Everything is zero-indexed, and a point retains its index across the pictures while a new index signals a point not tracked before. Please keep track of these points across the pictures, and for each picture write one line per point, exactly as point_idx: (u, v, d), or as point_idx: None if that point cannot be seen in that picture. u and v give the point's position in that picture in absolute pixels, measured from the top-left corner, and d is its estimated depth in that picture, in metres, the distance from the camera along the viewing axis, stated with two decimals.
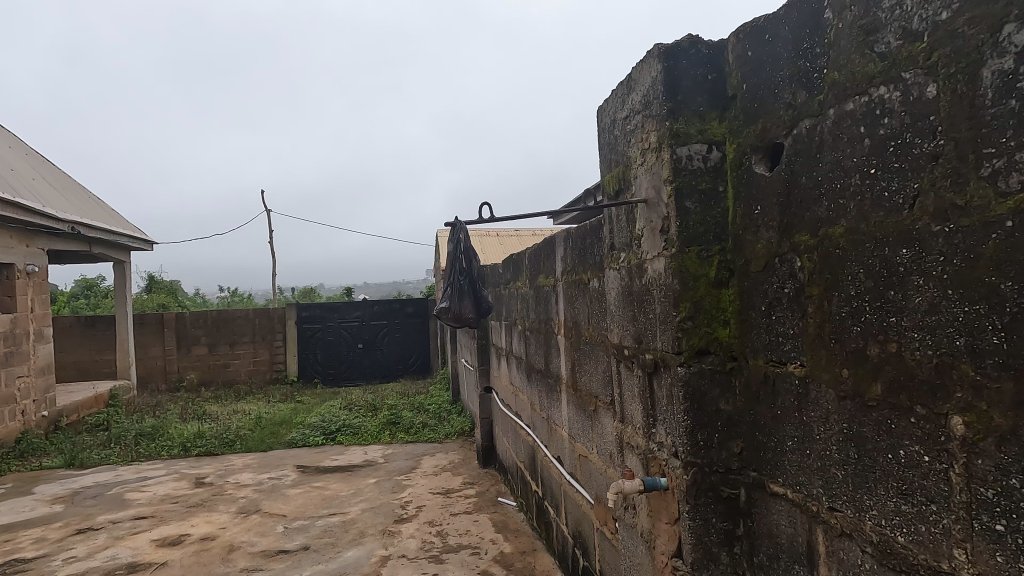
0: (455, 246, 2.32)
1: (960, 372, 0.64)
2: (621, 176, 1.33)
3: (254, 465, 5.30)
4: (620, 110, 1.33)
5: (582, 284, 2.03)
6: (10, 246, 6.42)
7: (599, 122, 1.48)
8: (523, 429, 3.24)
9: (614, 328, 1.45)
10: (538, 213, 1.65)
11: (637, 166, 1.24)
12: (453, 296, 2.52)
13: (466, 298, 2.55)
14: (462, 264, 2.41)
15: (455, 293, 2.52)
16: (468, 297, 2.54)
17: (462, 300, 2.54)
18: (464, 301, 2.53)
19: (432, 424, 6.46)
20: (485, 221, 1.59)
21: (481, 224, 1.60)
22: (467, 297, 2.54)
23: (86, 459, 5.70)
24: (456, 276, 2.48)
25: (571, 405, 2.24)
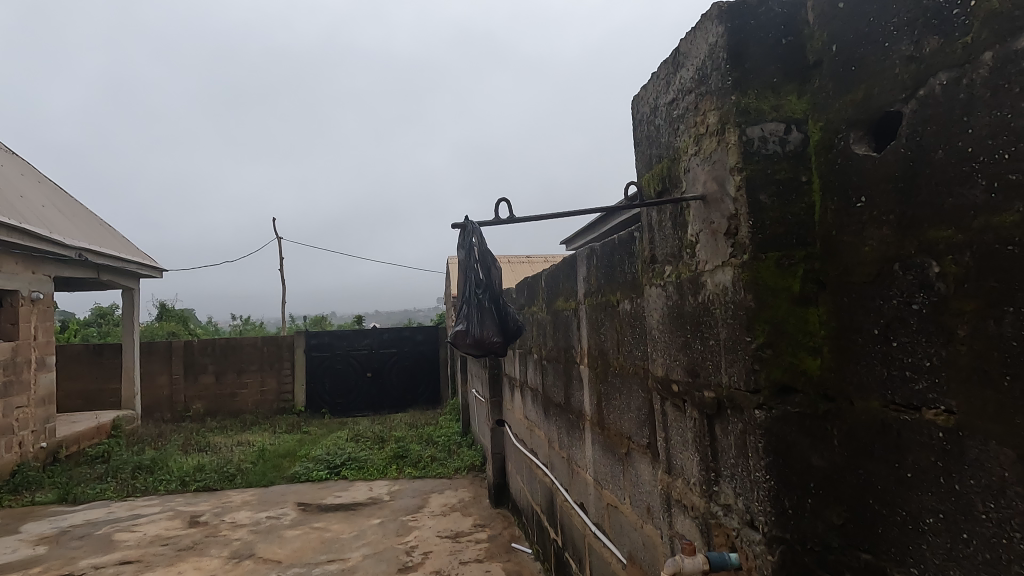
0: (467, 253, 2.09)
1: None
2: (666, 173, 1.10)
3: (253, 503, 5.02)
4: (664, 93, 1.11)
5: (610, 307, 1.78)
6: (15, 273, 6.31)
7: (635, 113, 1.26)
8: (539, 468, 2.99)
9: (656, 357, 1.20)
10: (568, 212, 1.34)
11: (689, 157, 1.01)
12: (472, 318, 2.22)
13: (486, 320, 2.23)
14: (479, 273, 2.14)
15: (474, 314, 2.22)
16: (489, 316, 2.23)
17: (484, 321, 2.23)
18: (485, 321, 2.22)
19: (442, 458, 6.15)
20: (497, 221, 1.30)
21: (491, 224, 1.31)
22: (487, 317, 2.23)
23: (80, 494, 5.45)
24: (473, 291, 2.20)
25: (597, 445, 1.97)
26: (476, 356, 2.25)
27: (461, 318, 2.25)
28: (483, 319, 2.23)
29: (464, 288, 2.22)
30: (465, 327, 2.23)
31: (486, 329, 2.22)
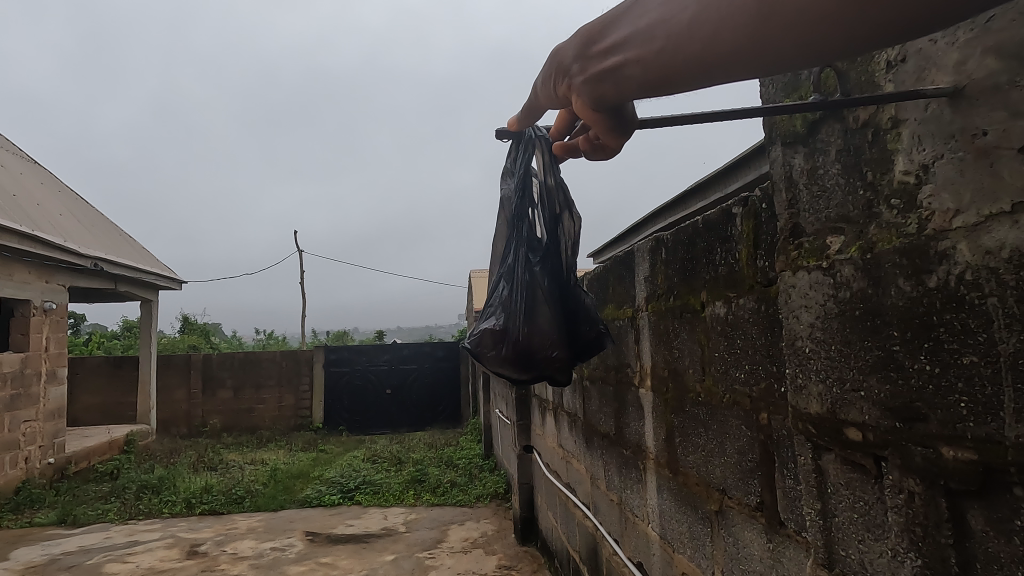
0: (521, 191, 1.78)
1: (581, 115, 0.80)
2: (845, 78, 0.68)
3: (259, 530, 4.62)
4: None
5: (689, 314, 1.36)
6: (28, 282, 6.06)
7: None
8: (578, 508, 2.54)
9: (807, 384, 0.77)
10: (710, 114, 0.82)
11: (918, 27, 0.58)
12: (516, 310, 1.71)
13: (539, 317, 1.70)
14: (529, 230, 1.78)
15: (521, 305, 1.70)
16: (541, 309, 1.70)
17: (534, 317, 1.70)
18: (535, 315, 1.70)
19: (462, 483, 5.69)
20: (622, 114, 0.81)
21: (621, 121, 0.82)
22: (539, 310, 1.70)
23: (81, 515, 5.12)
24: (525, 267, 1.72)
25: (665, 492, 1.53)
26: (514, 366, 1.71)
27: (502, 300, 1.77)
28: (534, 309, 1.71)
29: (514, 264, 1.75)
30: (505, 314, 1.73)
31: (536, 325, 1.68)
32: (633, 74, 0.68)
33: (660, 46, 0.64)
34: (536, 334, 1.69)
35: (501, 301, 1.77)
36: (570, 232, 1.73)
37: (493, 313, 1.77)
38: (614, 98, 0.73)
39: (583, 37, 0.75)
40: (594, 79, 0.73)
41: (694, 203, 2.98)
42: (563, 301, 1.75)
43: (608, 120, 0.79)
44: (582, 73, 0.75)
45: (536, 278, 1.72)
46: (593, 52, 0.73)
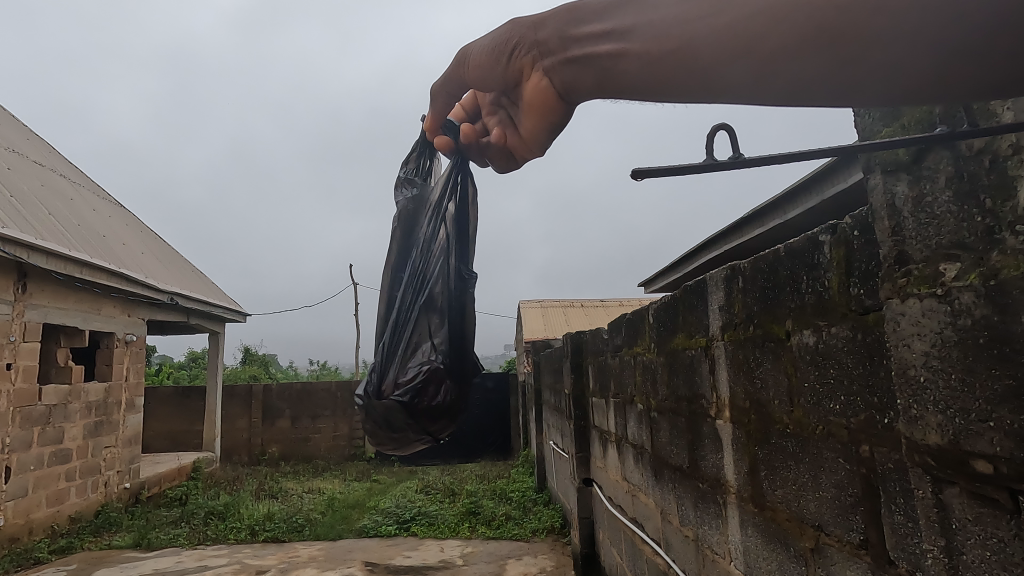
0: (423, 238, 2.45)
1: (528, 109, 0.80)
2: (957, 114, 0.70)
3: (320, 559, 4.69)
4: None
5: (772, 343, 1.34)
6: (114, 316, 6.52)
7: None
8: (646, 544, 2.48)
9: (925, 412, 0.75)
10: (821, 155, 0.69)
11: None
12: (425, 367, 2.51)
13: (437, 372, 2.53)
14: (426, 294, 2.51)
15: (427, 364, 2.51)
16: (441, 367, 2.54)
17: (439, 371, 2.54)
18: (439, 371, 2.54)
19: (517, 517, 5.62)
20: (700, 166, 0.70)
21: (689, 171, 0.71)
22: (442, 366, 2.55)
23: (154, 540, 5.33)
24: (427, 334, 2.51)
25: (749, 528, 1.49)
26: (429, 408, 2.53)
27: (405, 356, 2.51)
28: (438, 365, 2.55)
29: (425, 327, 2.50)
30: (407, 368, 2.49)
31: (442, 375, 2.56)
32: (629, 69, 0.61)
33: (672, 44, 0.57)
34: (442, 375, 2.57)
35: (402, 357, 2.50)
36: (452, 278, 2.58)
37: (394, 365, 2.50)
38: (582, 90, 0.70)
39: (570, 10, 0.68)
40: (574, 63, 0.68)
41: (751, 231, 3.09)
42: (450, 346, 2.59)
43: (566, 109, 0.77)
44: (560, 54, 0.70)
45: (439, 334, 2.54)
46: (578, 30, 0.66)
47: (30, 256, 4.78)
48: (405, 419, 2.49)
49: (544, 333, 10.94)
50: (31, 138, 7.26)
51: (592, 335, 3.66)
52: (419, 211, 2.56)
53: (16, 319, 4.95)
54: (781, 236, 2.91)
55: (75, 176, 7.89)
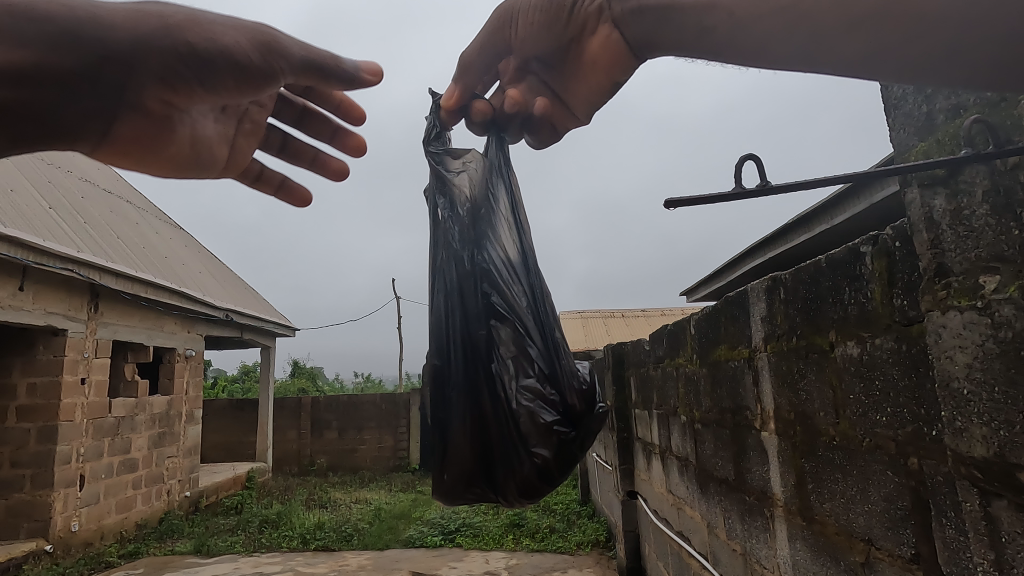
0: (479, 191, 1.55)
1: (585, 57, 1.05)
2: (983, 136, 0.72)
3: (369, 568, 4.80)
4: None
5: (816, 354, 1.34)
6: (175, 333, 6.90)
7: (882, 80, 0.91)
8: (693, 558, 2.46)
9: (968, 423, 0.75)
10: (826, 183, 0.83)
11: None
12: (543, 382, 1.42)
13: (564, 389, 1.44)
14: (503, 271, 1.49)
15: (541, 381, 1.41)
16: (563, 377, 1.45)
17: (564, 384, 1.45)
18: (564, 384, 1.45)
19: (561, 529, 5.60)
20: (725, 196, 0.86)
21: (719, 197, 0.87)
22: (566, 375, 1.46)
23: (214, 546, 5.58)
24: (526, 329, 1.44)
25: (798, 542, 1.47)
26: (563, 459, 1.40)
27: (558, 354, 1.47)
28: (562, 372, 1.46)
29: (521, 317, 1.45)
30: (576, 369, 1.50)
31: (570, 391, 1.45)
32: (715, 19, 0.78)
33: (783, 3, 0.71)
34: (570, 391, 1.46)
35: (558, 353, 1.47)
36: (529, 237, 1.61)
37: (559, 380, 1.44)
38: (642, 37, 0.91)
39: None
40: (642, 15, 0.88)
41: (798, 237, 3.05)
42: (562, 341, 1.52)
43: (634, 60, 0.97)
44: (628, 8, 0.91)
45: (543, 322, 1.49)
46: None
47: (101, 278, 5.12)
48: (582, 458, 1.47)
49: (585, 344, 10.87)
50: (100, 168, 7.79)
51: (633, 345, 3.65)
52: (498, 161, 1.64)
53: (89, 337, 5.30)
54: (830, 241, 2.85)
55: (139, 202, 8.41)
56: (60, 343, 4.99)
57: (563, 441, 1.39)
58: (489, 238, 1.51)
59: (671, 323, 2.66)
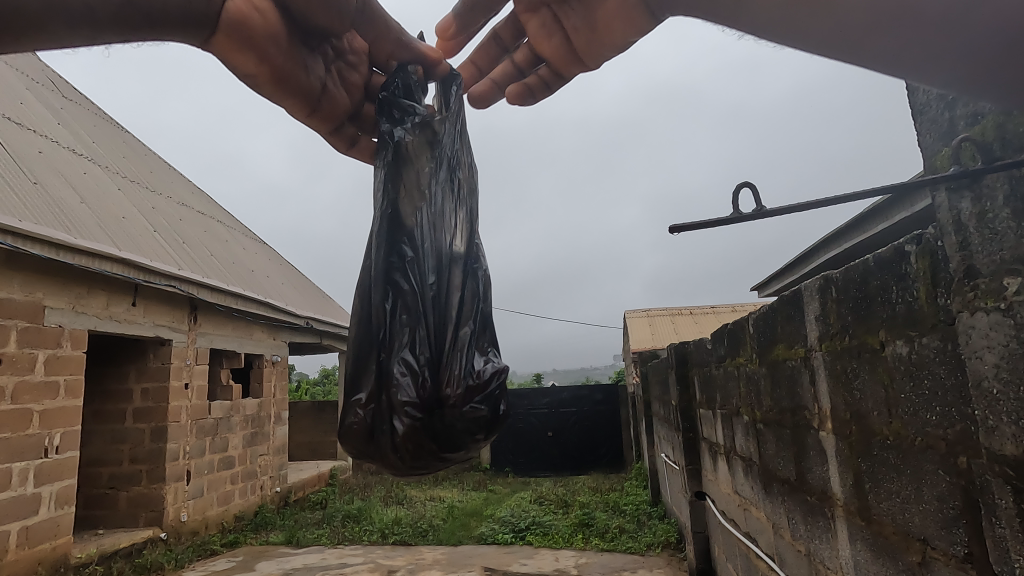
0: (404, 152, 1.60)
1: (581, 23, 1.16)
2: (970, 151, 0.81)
3: (443, 562, 5.03)
4: None
5: (867, 354, 1.33)
6: (262, 340, 7.48)
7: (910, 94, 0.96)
8: (760, 559, 2.43)
9: (1000, 423, 0.77)
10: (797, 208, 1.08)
11: None
12: (417, 361, 1.41)
13: (442, 372, 1.42)
14: (412, 241, 1.52)
15: (417, 363, 1.40)
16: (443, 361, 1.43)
17: (442, 369, 1.42)
18: (442, 370, 1.42)
19: (631, 530, 5.58)
20: (723, 222, 1.11)
21: (719, 224, 1.13)
22: (445, 363, 1.43)
23: (302, 538, 6.02)
24: (421, 305, 1.46)
25: (858, 542, 1.46)
26: (419, 444, 1.37)
27: (445, 340, 1.45)
28: (440, 359, 1.43)
29: (420, 292, 1.48)
30: (464, 362, 1.44)
31: (443, 380, 1.42)
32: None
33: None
34: (449, 378, 1.42)
35: (446, 342, 1.45)
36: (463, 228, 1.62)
37: (436, 366, 1.43)
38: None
39: None
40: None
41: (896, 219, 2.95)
42: (458, 333, 1.47)
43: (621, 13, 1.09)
44: None
45: (437, 306, 1.48)
46: None
47: (200, 292, 5.67)
48: (442, 452, 1.42)
49: (653, 343, 10.69)
50: (194, 191, 8.56)
51: (696, 344, 3.62)
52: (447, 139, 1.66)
53: (190, 346, 5.87)
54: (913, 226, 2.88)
55: (228, 220, 9.16)
56: (167, 352, 5.56)
57: (416, 424, 1.36)
58: (408, 215, 1.54)
59: (731, 321, 2.65)
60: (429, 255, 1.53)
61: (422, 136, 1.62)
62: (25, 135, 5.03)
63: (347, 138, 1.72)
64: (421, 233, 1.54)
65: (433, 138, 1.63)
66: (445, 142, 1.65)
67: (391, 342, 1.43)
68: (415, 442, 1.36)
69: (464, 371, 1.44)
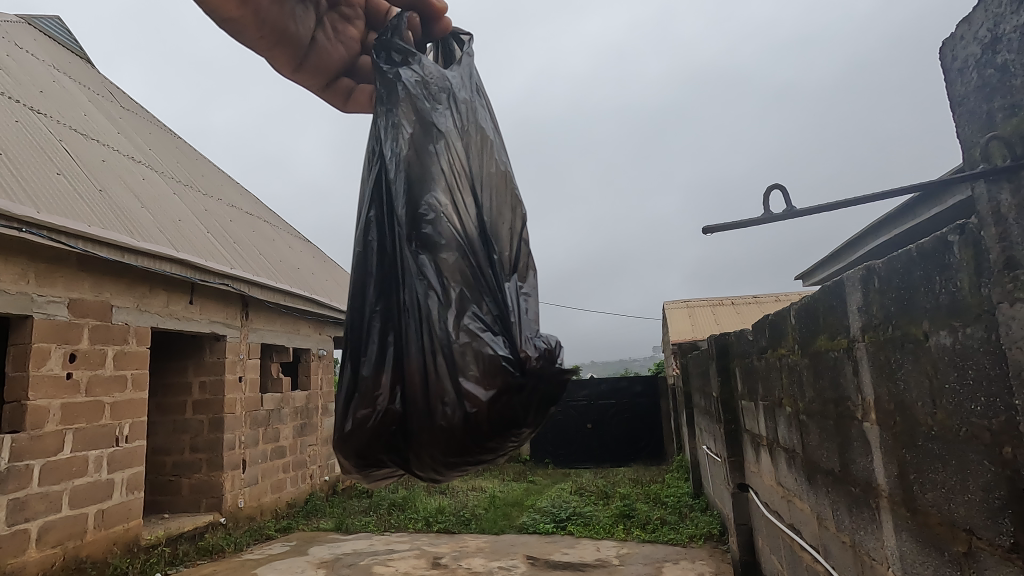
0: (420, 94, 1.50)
1: None
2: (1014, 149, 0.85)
3: (486, 550, 5.15)
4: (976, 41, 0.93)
5: (911, 344, 1.33)
6: (309, 335, 7.76)
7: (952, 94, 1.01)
8: (804, 551, 2.42)
9: None
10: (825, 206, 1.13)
11: None
12: (484, 319, 1.34)
13: (510, 329, 1.35)
14: (448, 187, 1.42)
15: (482, 322, 1.33)
16: (507, 315, 1.36)
17: (511, 324, 1.36)
18: (511, 325, 1.35)
19: (673, 522, 5.57)
20: (755, 221, 1.15)
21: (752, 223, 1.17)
22: (512, 317, 1.36)
23: (351, 525, 6.26)
24: (472, 258, 1.38)
25: (904, 533, 1.45)
26: (504, 406, 1.30)
27: (503, 288, 1.40)
28: (506, 313, 1.37)
29: (467, 243, 1.39)
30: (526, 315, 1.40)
31: (514, 336, 1.34)
32: None
33: None
34: (522, 333, 1.36)
35: (504, 294, 1.39)
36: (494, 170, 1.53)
37: (507, 319, 1.36)
38: None
39: None
40: None
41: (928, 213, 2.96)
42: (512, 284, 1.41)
43: None
44: None
45: (484, 258, 1.40)
46: None
47: (251, 290, 5.94)
48: (522, 416, 1.35)
49: (692, 334, 10.54)
50: (242, 192, 8.92)
51: (737, 334, 3.59)
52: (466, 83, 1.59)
53: (243, 341, 6.15)
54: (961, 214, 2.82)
55: (274, 220, 9.50)
56: (222, 347, 5.86)
57: (500, 383, 1.29)
58: (438, 161, 1.45)
59: (773, 311, 2.63)
60: (469, 205, 1.43)
61: (434, 79, 1.53)
62: (90, 145, 5.37)
63: (343, 92, 1.67)
64: (460, 184, 1.44)
65: (447, 80, 1.54)
66: (460, 84, 1.57)
67: (445, 303, 1.34)
68: (500, 404, 1.29)
69: (530, 323, 1.39)
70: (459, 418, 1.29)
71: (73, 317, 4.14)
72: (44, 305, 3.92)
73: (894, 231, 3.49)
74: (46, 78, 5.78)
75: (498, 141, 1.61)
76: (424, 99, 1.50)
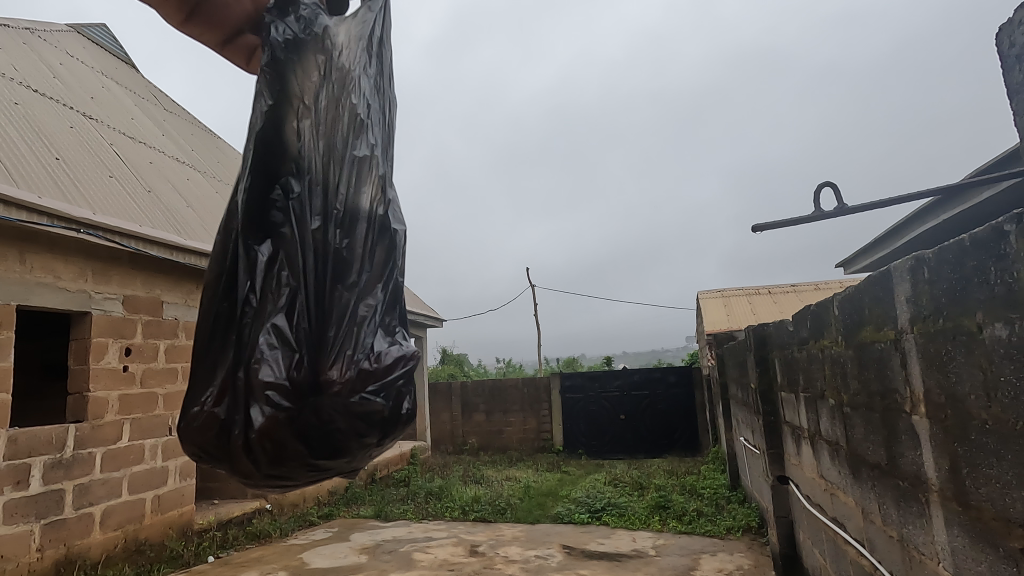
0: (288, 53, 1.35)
1: None
2: None
3: (522, 539, 5.22)
4: None
5: (964, 336, 1.29)
6: None
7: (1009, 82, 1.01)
8: (848, 543, 2.39)
9: None
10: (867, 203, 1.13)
11: None
12: (293, 338, 1.19)
13: (324, 354, 1.19)
14: (296, 174, 1.30)
15: (287, 339, 1.18)
16: (326, 336, 1.20)
17: (326, 352, 1.19)
18: (324, 352, 1.19)
19: (709, 513, 5.54)
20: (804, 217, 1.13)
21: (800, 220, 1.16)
22: (332, 341, 1.20)
23: (389, 513, 6.41)
24: (299, 262, 1.24)
25: (955, 528, 1.43)
26: (293, 442, 1.16)
27: (333, 300, 1.24)
28: (326, 334, 1.20)
29: (299, 243, 1.26)
30: (359, 342, 1.21)
31: (321, 367, 1.18)
32: None
33: None
34: (332, 363, 1.19)
35: (331, 311, 1.23)
36: (362, 164, 1.36)
37: (319, 340, 1.21)
38: None
39: None
40: None
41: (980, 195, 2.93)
42: (341, 300, 1.23)
43: None
44: None
45: (314, 268, 1.25)
46: None
47: None
48: (311, 456, 1.21)
49: (728, 324, 10.37)
50: None
51: (776, 325, 3.52)
52: (356, 42, 1.43)
53: None
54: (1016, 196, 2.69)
55: None
56: None
57: (279, 416, 1.15)
58: (292, 143, 1.32)
59: (814, 302, 2.58)
60: (317, 198, 1.29)
61: (314, 39, 1.38)
62: (138, 148, 5.60)
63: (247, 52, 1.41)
64: (316, 171, 1.31)
65: (329, 46, 1.39)
66: (350, 56, 1.40)
67: (261, 308, 1.22)
68: (284, 441, 1.16)
69: (347, 354, 1.19)
70: (239, 443, 1.17)
71: (127, 312, 4.34)
72: (101, 302, 4.14)
73: (941, 215, 3.36)
74: (95, 84, 6.04)
75: (377, 131, 1.42)
76: (294, 62, 1.35)
